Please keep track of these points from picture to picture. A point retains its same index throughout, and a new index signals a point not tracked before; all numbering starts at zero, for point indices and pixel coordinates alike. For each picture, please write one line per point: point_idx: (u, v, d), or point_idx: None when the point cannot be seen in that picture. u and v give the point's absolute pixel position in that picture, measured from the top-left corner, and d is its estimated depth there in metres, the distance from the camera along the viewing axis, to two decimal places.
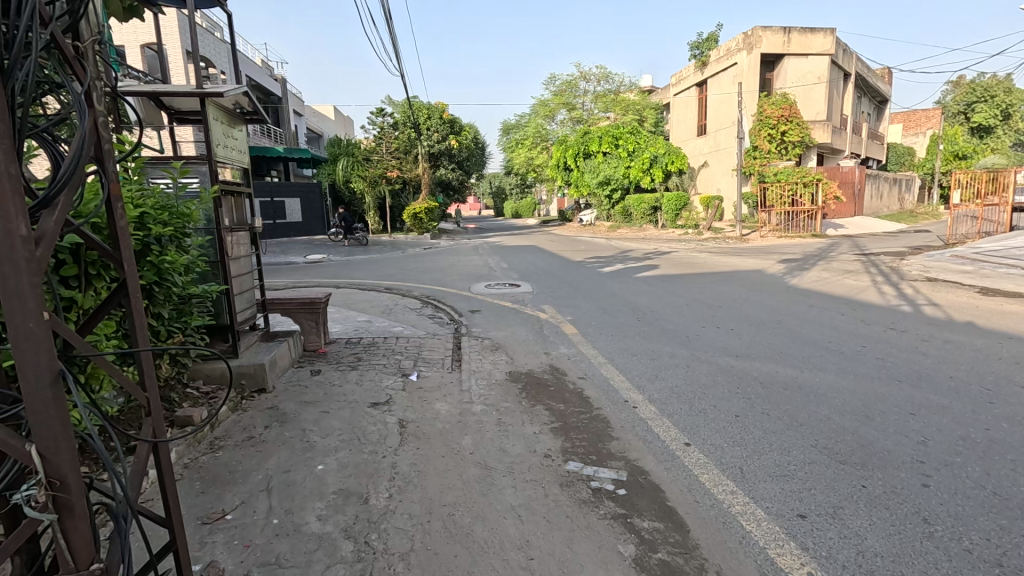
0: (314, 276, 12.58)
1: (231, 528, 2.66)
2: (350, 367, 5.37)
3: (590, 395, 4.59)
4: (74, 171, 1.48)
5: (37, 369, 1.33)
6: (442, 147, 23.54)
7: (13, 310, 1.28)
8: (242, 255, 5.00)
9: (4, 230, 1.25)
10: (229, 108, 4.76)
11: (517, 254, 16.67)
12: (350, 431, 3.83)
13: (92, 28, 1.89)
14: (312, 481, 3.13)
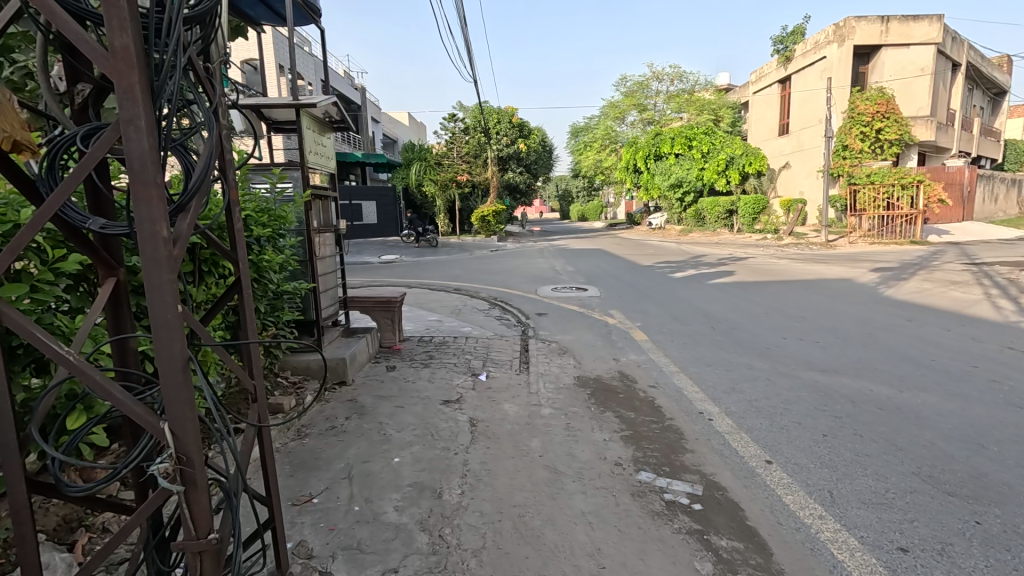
0: (389, 275, 13.20)
1: (317, 512, 2.83)
2: (423, 364, 5.56)
3: (662, 404, 4.47)
4: (205, 178, 1.65)
5: (172, 355, 1.50)
6: (511, 151, 23.81)
7: (155, 303, 1.45)
8: (328, 255, 5.33)
9: (150, 231, 1.42)
10: (320, 118, 5.10)
11: (584, 257, 16.57)
12: (423, 426, 3.97)
13: (219, 50, 2.11)
14: (388, 472, 3.27)
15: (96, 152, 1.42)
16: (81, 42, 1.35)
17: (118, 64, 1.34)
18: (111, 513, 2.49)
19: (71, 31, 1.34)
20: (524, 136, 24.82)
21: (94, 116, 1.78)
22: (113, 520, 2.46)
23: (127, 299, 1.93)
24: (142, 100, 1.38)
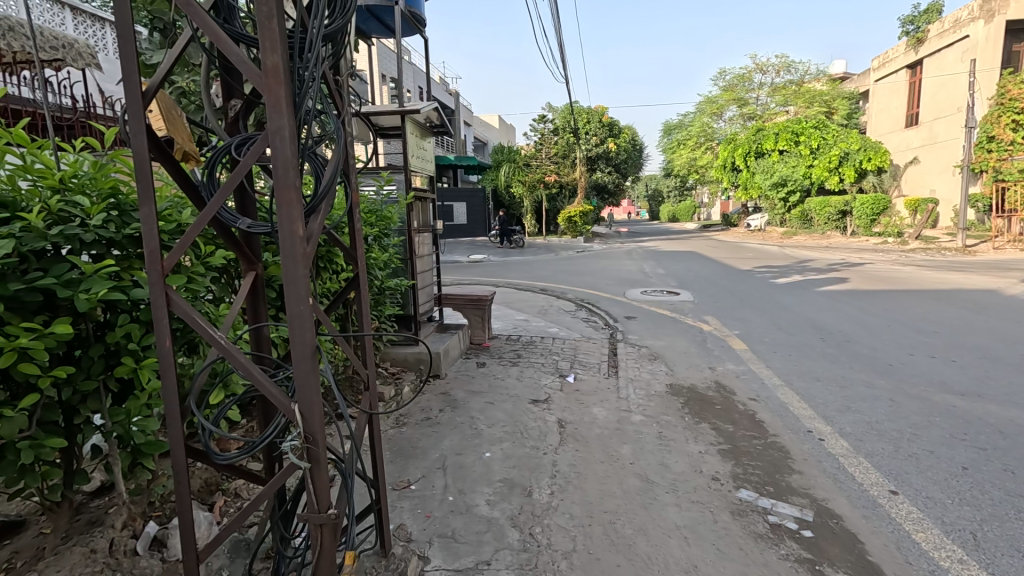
0: (477, 274, 13.60)
1: (414, 498, 2.99)
2: (511, 363, 5.65)
3: (764, 419, 4.16)
4: (333, 182, 1.80)
5: (303, 343, 1.64)
6: (600, 151, 23.46)
7: (291, 296, 1.61)
8: (425, 254, 5.60)
9: (290, 231, 1.58)
10: (423, 124, 5.36)
11: (676, 259, 15.89)
12: (512, 424, 4.03)
13: (347, 64, 2.29)
14: (480, 466, 3.37)
15: (248, 159, 1.60)
16: (240, 62, 1.52)
17: (270, 81, 1.50)
18: (242, 481, 2.80)
19: (233, 53, 1.51)
20: (614, 135, 24.33)
21: (243, 127, 2.00)
22: (244, 487, 2.77)
23: (264, 291, 2.17)
24: (287, 112, 1.53)
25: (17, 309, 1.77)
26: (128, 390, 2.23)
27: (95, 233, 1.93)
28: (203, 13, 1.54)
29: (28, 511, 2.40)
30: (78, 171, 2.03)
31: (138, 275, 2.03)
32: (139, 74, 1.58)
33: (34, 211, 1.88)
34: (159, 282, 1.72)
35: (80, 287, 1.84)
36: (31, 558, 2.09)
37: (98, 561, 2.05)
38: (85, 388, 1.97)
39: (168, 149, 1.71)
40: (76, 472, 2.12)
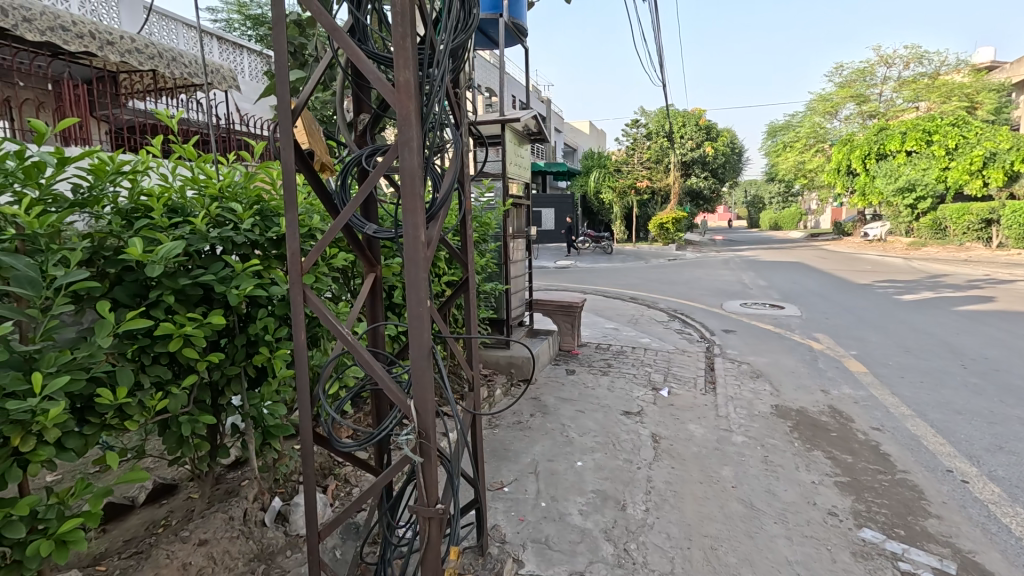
0: (565, 280, 13.55)
1: (508, 500, 3.03)
2: (602, 372, 5.55)
3: (891, 453, 3.71)
4: (450, 191, 1.88)
5: (421, 342, 1.73)
6: (696, 155, 22.42)
7: (413, 298, 1.70)
8: (519, 260, 5.67)
9: (413, 237, 1.67)
10: (521, 131, 5.46)
11: (779, 271, 14.69)
12: (605, 435, 3.95)
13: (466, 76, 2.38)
14: (572, 474, 3.34)
15: (379, 169, 1.72)
16: (377, 80, 1.64)
17: (401, 96, 1.59)
18: (350, 468, 3.00)
19: (370, 73, 1.62)
20: (712, 138, 23.13)
21: (370, 138, 2.16)
22: (352, 474, 2.98)
23: (381, 292, 2.32)
24: (415, 125, 1.61)
25: (183, 300, 2.04)
26: (262, 376, 2.49)
27: (244, 236, 2.17)
28: (346, 36, 1.68)
29: (180, 476, 2.75)
30: (231, 181, 2.31)
31: (275, 274, 2.26)
32: (289, 94, 1.75)
33: (198, 216, 2.17)
34: (298, 281, 1.90)
35: (232, 283, 2.08)
36: (183, 519, 2.39)
37: (236, 527, 2.31)
38: (230, 373, 2.22)
39: (309, 161, 1.89)
40: (219, 446, 2.40)
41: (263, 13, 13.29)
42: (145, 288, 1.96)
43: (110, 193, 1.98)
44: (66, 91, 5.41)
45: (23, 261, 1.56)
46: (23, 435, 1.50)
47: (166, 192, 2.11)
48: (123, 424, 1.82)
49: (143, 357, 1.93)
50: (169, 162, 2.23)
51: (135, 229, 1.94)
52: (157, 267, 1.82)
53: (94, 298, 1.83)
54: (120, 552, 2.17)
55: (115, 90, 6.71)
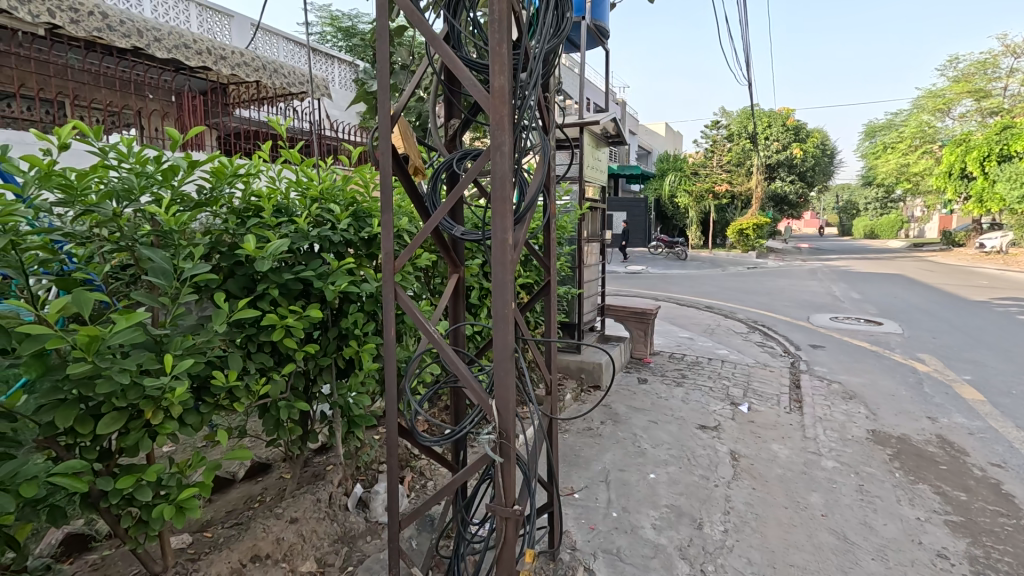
0: (636, 286, 13.23)
1: (578, 507, 2.99)
2: (675, 383, 5.35)
3: (1014, 494, 3.29)
4: (537, 195, 1.89)
5: (505, 344, 1.75)
6: (782, 157, 21.10)
7: (499, 300, 1.73)
8: (592, 264, 5.59)
9: (502, 240, 1.69)
10: (599, 134, 5.40)
11: (876, 283, 13.44)
12: (679, 448, 3.80)
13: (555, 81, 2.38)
14: (644, 486, 3.24)
15: (471, 174, 1.76)
16: (472, 86, 1.67)
17: (496, 102, 1.62)
18: (425, 462, 3.10)
19: (467, 80, 1.66)
20: (801, 140, 21.65)
21: (460, 142, 2.22)
22: (427, 467, 3.07)
23: (463, 292, 2.38)
24: (508, 130, 1.63)
25: (285, 294, 2.20)
26: (350, 368, 2.63)
27: (340, 235, 2.31)
28: (444, 45, 1.72)
29: (273, 456, 2.97)
30: (331, 184, 2.47)
31: (366, 272, 2.39)
32: (389, 101, 1.83)
33: (300, 215, 2.33)
34: (390, 279, 1.99)
35: (329, 279, 2.22)
36: (276, 497, 2.57)
37: (323, 509, 2.46)
38: (323, 363, 2.37)
39: (404, 164, 1.97)
40: (309, 431, 2.56)
41: (353, 26, 14.12)
42: (253, 281, 2.13)
43: (227, 194, 2.16)
44: (186, 101, 6.03)
45: (159, 255, 1.75)
46: (154, 409, 1.68)
47: (274, 193, 2.27)
48: (232, 405, 2.00)
49: (250, 345, 2.10)
50: (277, 165, 2.40)
51: (248, 228, 2.11)
52: (266, 262, 1.98)
53: (212, 289, 2.01)
54: (223, 521, 2.37)
55: (225, 100, 7.38)
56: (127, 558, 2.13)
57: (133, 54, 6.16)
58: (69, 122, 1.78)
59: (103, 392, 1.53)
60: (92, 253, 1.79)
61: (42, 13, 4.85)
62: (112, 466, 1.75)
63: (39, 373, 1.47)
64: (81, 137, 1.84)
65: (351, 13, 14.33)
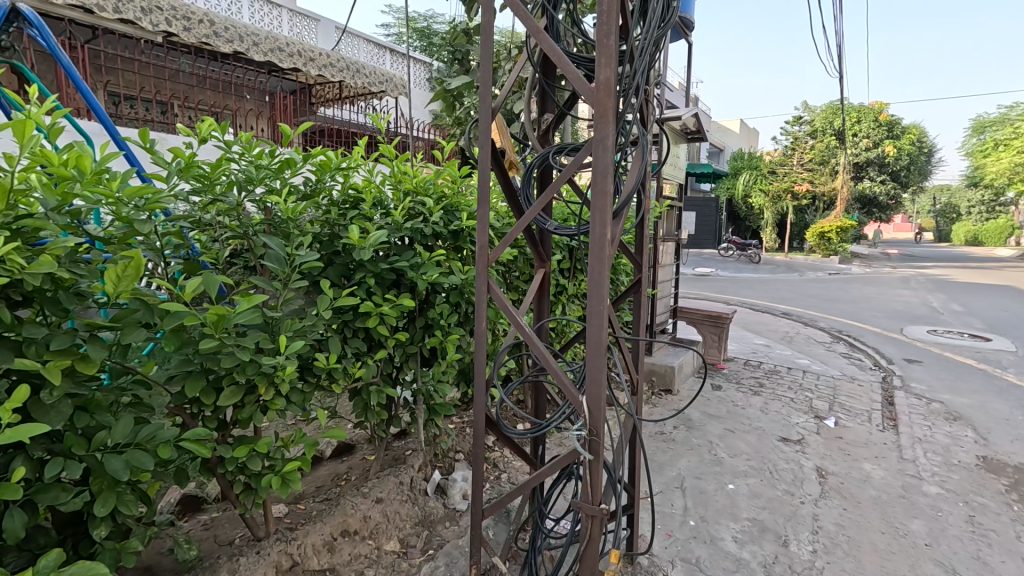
0: (706, 289, 12.71)
1: (654, 512, 2.91)
2: (753, 391, 5.09)
3: None
4: (633, 191, 1.86)
5: (598, 340, 1.73)
6: (872, 155, 19.52)
7: (594, 295, 1.72)
8: (666, 265, 5.43)
9: (601, 235, 1.67)
10: (679, 130, 5.20)
11: (982, 295, 12.12)
12: (760, 460, 3.62)
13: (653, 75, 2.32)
14: (723, 497, 3.11)
15: (570, 168, 1.75)
16: (575, 79, 1.65)
17: (601, 94, 1.59)
18: (498, 454, 3.15)
19: (571, 72, 1.64)
20: (895, 136, 19.90)
21: (552, 137, 2.22)
22: (501, 459, 3.12)
23: (548, 288, 2.39)
24: (611, 123, 1.60)
25: (380, 283, 2.29)
26: (433, 357, 2.71)
27: (431, 227, 2.40)
28: (547, 36, 1.71)
29: (358, 437, 3.13)
30: (423, 178, 2.55)
31: (453, 264, 2.45)
32: (491, 95, 1.85)
33: (394, 207, 2.42)
34: (483, 272, 2.02)
35: (421, 270, 2.30)
36: (360, 476, 2.70)
37: (405, 492, 2.55)
38: (411, 351, 2.46)
39: (500, 158, 1.99)
40: (394, 416, 2.65)
41: (428, 26, 14.51)
42: (349, 270, 2.23)
43: (328, 186, 2.29)
44: (278, 101, 6.42)
45: (276, 242, 1.89)
46: (266, 385, 1.80)
47: (372, 187, 2.38)
48: (330, 385, 2.10)
49: (346, 330, 2.20)
50: (373, 160, 2.51)
51: (349, 218, 2.22)
52: (366, 252, 2.07)
53: (314, 276, 2.14)
54: (315, 495, 2.52)
55: (311, 99, 7.81)
56: (232, 521, 2.31)
57: (234, 58, 6.65)
58: (204, 118, 1.95)
59: (226, 366, 1.66)
60: (215, 239, 1.95)
61: (161, 22, 5.34)
62: (227, 436, 1.89)
63: (175, 347, 1.61)
64: (210, 132, 2.01)
65: (427, 13, 14.77)
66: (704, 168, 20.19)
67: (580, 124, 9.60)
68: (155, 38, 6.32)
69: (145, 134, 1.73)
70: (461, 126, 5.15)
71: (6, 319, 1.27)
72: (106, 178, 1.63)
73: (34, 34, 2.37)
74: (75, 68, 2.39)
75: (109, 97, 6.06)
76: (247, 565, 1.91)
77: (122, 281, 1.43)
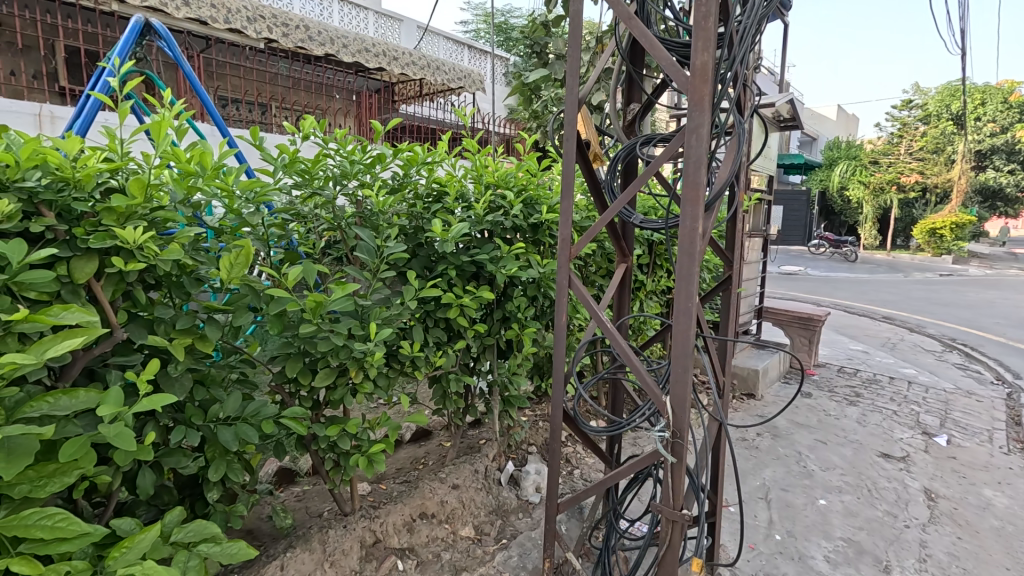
0: (795, 289, 11.85)
1: (736, 522, 2.76)
2: (848, 401, 4.68)
3: None
4: (727, 183, 1.76)
5: (685, 340, 1.66)
6: (999, 141, 17.21)
7: (682, 293, 1.65)
8: (751, 262, 5.11)
9: (691, 229, 1.60)
10: (770, 117, 4.87)
11: None
12: (856, 476, 3.33)
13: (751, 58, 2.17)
14: (814, 513, 2.89)
15: (660, 159, 1.68)
16: (668, 66, 1.58)
17: (697, 81, 1.51)
18: (570, 450, 3.13)
19: (663, 58, 1.57)
20: None
21: (638, 128, 2.15)
22: (573, 456, 3.09)
23: (630, 284, 2.32)
24: (707, 111, 1.52)
25: (461, 275, 2.35)
26: (509, 350, 2.73)
27: (512, 220, 2.42)
28: (640, 22, 1.65)
29: (435, 424, 3.23)
30: (504, 171, 2.56)
31: (533, 257, 2.45)
32: (578, 86, 1.81)
33: (476, 201, 2.45)
34: (565, 265, 2.00)
35: (500, 263, 2.31)
36: (438, 461, 2.78)
37: (480, 480, 2.61)
38: (489, 343, 2.49)
39: (584, 150, 1.96)
40: (470, 405, 2.71)
41: (505, 21, 14.62)
42: (433, 262, 2.30)
43: (414, 180, 2.34)
44: (365, 100, 6.75)
45: (367, 234, 1.98)
46: (356, 369, 1.89)
47: (455, 181, 2.43)
48: (413, 372, 2.18)
49: (428, 320, 2.26)
50: (456, 155, 2.54)
51: (434, 211, 2.28)
52: (450, 245, 2.12)
53: (400, 268, 2.22)
54: (395, 477, 2.64)
55: (394, 98, 8.13)
56: (321, 495, 2.47)
57: (325, 60, 7.06)
58: (305, 116, 2.08)
59: (322, 350, 1.76)
60: (312, 230, 2.07)
61: (262, 30, 5.77)
62: (320, 415, 2.02)
63: (279, 329, 1.74)
64: (310, 129, 2.14)
65: (504, 9, 14.90)
66: (794, 159, 18.81)
67: (659, 115, 9.26)
68: (258, 45, 6.86)
69: (255, 133, 1.86)
70: (538, 119, 5.14)
71: (142, 300, 1.43)
72: (222, 174, 1.77)
73: (162, 44, 2.62)
74: (194, 74, 2.61)
75: (218, 101, 6.66)
76: (336, 537, 2.02)
77: (235, 268, 1.56)
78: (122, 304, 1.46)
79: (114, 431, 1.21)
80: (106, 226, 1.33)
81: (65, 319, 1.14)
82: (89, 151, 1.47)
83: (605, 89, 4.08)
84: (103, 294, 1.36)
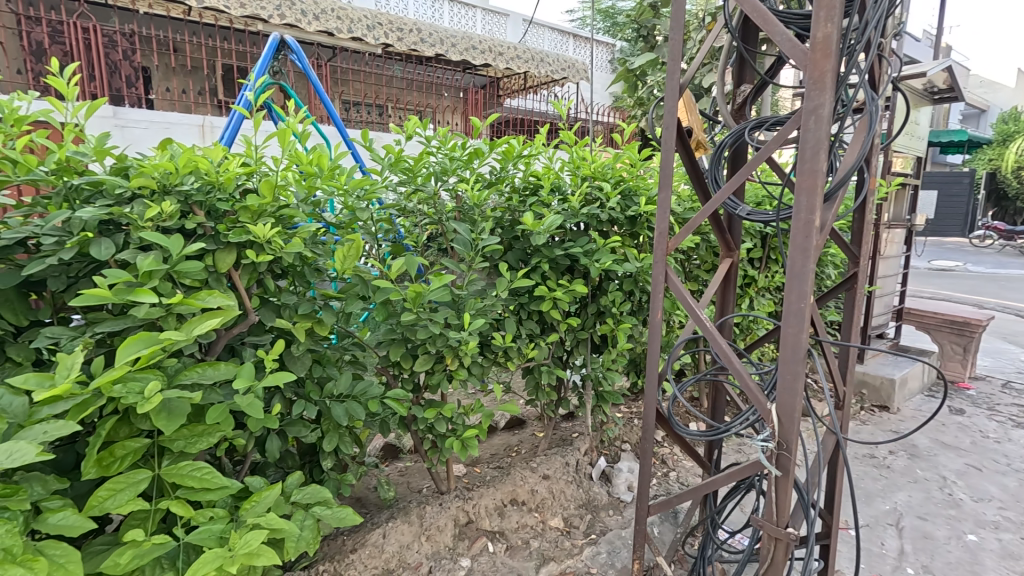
0: (950, 287, 10.16)
1: (857, 547, 2.48)
2: (1015, 423, 3.94)
3: None
4: (853, 169, 1.55)
5: (795, 342, 1.51)
6: None
7: (793, 290, 1.50)
8: (888, 256, 4.49)
9: (806, 221, 1.44)
10: (921, 89, 4.19)
11: None
12: (1020, 512, 2.80)
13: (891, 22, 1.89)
14: (960, 549, 2.49)
15: (770, 145, 1.53)
16: (783, 41, 1.44)
17: (817, 56, 1.36)
18: (666, 450, 3.02)
19: (778, 33, 1.43)
20: None
21: (750, 110, 1.99)
22: (670, 457, 2.98)
23: (735, 281, 2.17)
24: (829, 89, 1.36)
25: (554, 268, 2.35)
26: (603, 345, 2.68)
27: (608, 213, 2.36)
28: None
29: (529, 413, 3.30)
30: (602, 163, 2.49)
31: (629, 251, 2.38)
32: (680, 69, 1.72)
33: (572, 193, 2.43)
34: (662, 260, 1.91)
35: (595, 256, 2.28)
36: (530, 450, 2.84)
37: (570, 473, 2.61)
38: (581, 336, 2.48)
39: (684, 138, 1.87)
40: (562, 398, 2.72)
41: (613, 5, 14.17)
42: (527, 255, 2.34)
43: (511, 174, 2.38)
44: (471, 96, 6.97)
45: (463, 228, 2.05)
46: (452, 357, 1.98)
47: (549, 173, 2.43)
48: (506, 363, 2.23)
49: (522, 312, 2.31)
50: (553, 147, 2.53)
51: (528, 204, 2.31)
52: (542, 237, 2.12)
53: (495, 260, 2.30)
54: (489, 462, 2.74)
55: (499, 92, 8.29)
56: (421, 472, 2.64)
57: (435, 60, 7.39)
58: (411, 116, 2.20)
59: (421, 337, 1.87)
60: (415, 224, 2.20)
61: (380, 36, 6.16)
62: (420, 398, 2.14)
63: (384, 317, 1.88)
64: (415, 128, 2.26)
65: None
66: (954, 135, 16.06)
67: (784, 93, 8.41)
68: (376, 50, 7.37)
69: (366, 135, 2.01)
70: (644, 106, 4.94)
71: (271, 288, 1.62)
72: (338, 173, 1.94)
73: (294, 57, 2.93)
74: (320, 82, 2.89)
75: (342, 105, 7.30)
76: (433, 513, 2.16)
77: (347, 259, 1.71)
78: (255, 290, 1.67)
79: (246, 402, 1.39)
80: (243, 222, 1.53)
81: (209, 303, 1.34)
82: (231, 157, 1.70)
83: (717, 70, 3.80)
84: (241, 282, 1.57)
